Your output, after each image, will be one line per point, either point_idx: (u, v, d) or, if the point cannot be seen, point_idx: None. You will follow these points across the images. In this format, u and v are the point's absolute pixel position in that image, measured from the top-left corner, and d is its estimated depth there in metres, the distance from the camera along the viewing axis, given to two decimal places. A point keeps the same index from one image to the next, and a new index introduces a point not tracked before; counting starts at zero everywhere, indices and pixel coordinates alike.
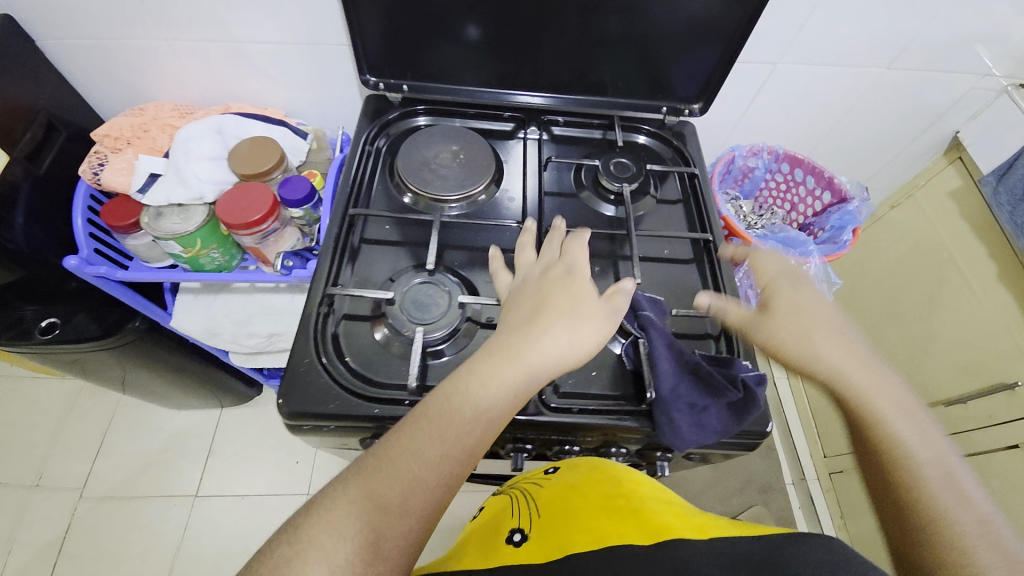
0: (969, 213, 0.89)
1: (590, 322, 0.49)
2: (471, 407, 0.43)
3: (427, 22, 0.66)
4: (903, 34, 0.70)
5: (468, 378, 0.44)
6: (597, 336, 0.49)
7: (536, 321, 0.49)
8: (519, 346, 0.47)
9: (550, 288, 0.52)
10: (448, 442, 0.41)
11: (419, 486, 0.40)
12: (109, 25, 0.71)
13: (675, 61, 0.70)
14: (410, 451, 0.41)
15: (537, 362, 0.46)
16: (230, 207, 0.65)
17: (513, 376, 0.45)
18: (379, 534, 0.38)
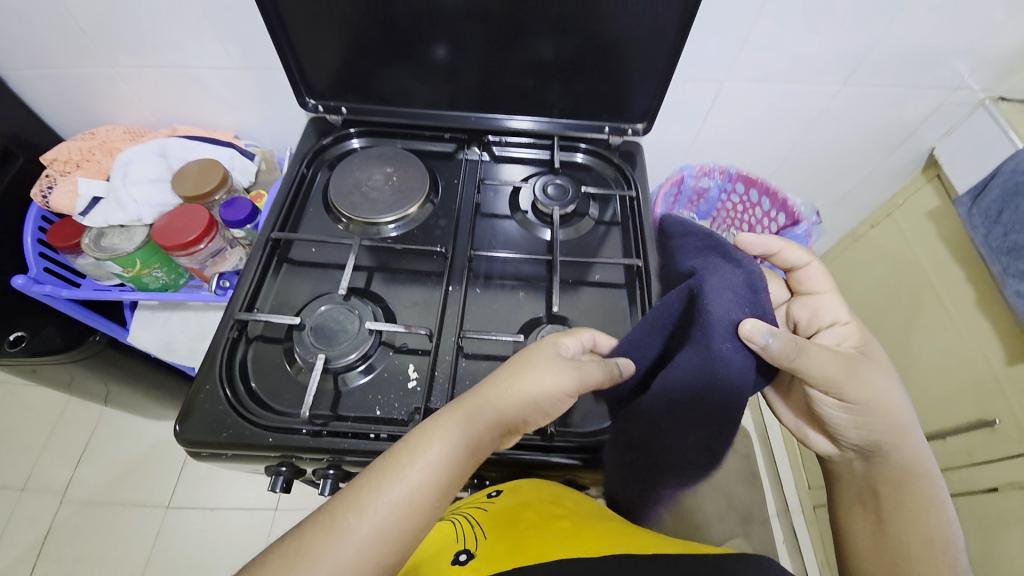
0: (946, 235, 0.84)
1: (544, 385, 0.43)
2: (426, 460, 0.39)
3: (359, 48, 0.66)
4: (861, 46, 0.67)
5: (432, 422, 0.41)
6: (547, 386, 0.43)
7: (492, 375, 0.45)
8: (477, 393, 0.43)
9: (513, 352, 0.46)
10: (400, 500, 0.38)
11: (365, 548, 0.36)
12: (63, 53, 0.73)
13: (615, 79, 0.68)
14: (356, 510, 0.37)
15: (490, 412, 0.42)
16: (166, 230, 0.67)
17: (474, 423, 0.42)
18: (418, 487, 0.38)
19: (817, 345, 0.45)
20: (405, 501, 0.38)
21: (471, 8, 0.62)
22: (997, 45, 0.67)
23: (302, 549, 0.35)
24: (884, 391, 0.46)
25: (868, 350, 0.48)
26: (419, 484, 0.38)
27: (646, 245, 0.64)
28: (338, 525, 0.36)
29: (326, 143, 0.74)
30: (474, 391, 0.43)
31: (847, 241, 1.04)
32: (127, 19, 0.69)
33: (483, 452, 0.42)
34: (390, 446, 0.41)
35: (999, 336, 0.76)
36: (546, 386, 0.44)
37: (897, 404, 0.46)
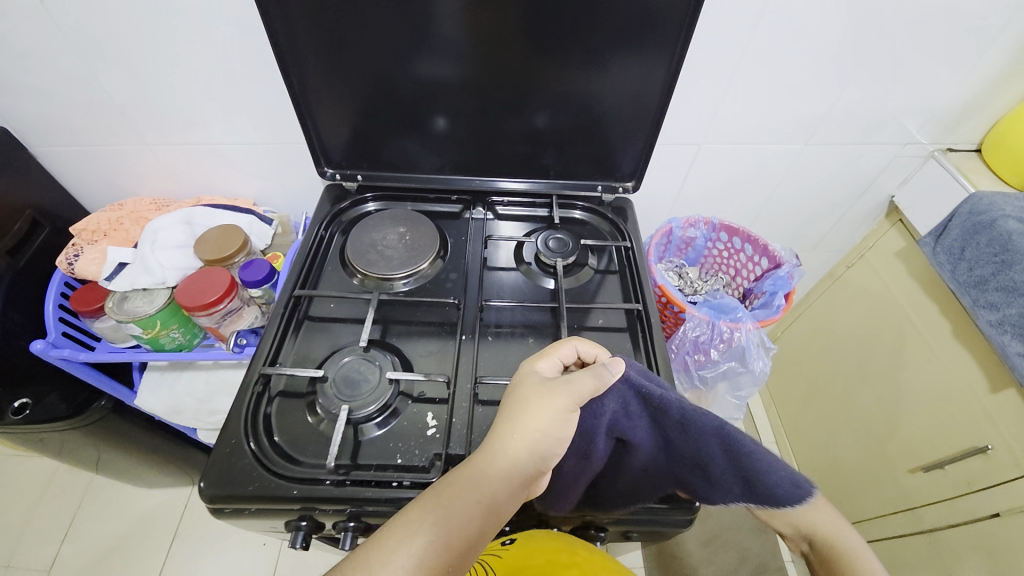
0: (916, 272, 0.90)
1: (546, 411, 0.46)
2: (398, 562, 0.38)
3: (373, 122, 0.74)
4: (816, 111, 0.77)
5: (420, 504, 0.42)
6: (551, 410, 0.47)
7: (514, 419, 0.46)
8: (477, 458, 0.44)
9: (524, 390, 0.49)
10: (427, 543, 0.40)
11: None
12: (101, 131, 0.80)
13: (605, 143, 0.76)
14: (368, 567, 0.38)
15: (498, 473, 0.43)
16: (189, 291, 0.70)
17: (456, 506, 0.41)
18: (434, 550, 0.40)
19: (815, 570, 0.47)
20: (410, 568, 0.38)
21: (484, 85, 0.70)
22: (937, 104, 0.77)
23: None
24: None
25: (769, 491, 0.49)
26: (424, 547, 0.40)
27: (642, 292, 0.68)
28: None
29: (343, 207, 0.79)
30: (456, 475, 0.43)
31: (827, 281, 1.10)
32: (168, 102, 0.77)
33: (494, 500, 0.43)
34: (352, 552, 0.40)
35: (978, 364, 0.80)
36: (535, 412, 0.47)
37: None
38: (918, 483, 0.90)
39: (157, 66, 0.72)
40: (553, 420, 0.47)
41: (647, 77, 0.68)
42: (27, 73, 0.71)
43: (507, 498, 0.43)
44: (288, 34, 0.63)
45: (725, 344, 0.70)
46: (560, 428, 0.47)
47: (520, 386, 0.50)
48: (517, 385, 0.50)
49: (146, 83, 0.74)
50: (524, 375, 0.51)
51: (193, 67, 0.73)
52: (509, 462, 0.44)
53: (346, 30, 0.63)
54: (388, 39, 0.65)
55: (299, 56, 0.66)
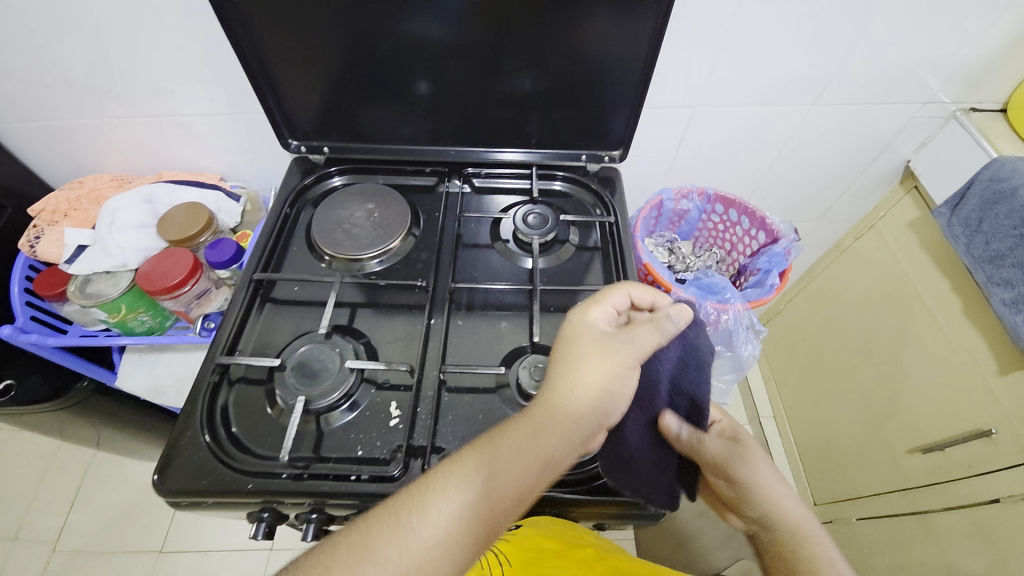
0: (928, 244, 0.84)
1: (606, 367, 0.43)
2: (440, 508, 0.37)
3: (339, 92, 0.69)
4: (824, 68, 0.69)
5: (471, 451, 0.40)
6: (607, 367, 0.43)
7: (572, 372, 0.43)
8: (536, 408, 0.42)
9: (575, 341, 0.45)
10: (475, 494, 0.38)
11: (422, 550, 0.36)
12: (54, 105, 0.75)
13: (588, 108, 0.70)
14: (416, 510, 0.37)
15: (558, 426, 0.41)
16: (151, 273, 0.67)
17: (510, 462, 0.39)
18: (484, 501, 0.38)
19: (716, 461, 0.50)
20: (460, 515, 0.37)
21: (453, 45, 0.64)
22: (964, 57, 0.69)
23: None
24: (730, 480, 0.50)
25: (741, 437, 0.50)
26: (469, 504, 0.37)
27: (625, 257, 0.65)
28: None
29: (308, 182, 0.74)
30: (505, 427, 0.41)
31: (834, 253, 1.04)
32: (119, 71, 0.72)
33: (551, 457, 0.40)
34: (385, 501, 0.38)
35: (989, 345, 0.75)
36: (593, 373, 0.43)
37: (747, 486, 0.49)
38: (917, 464, 0.87)
39: (100, 31, 0.67)
40: (613, 373, 0.43)
41: (632, 33, 0.61)
42: None
43: (567, 450, 0.41)
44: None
45: (712, 326, 0.67)
46: (619, 386, 0.43)
47: (579, 336, 0.45)
48: (575, 335, 0.45)
49: (91, 50, 0.69)
50: (577, 326, 0.46)
51: (138, 32, 0.67)
52: (568, 413, 0.41)
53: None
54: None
55: (246, 16, 0.60)
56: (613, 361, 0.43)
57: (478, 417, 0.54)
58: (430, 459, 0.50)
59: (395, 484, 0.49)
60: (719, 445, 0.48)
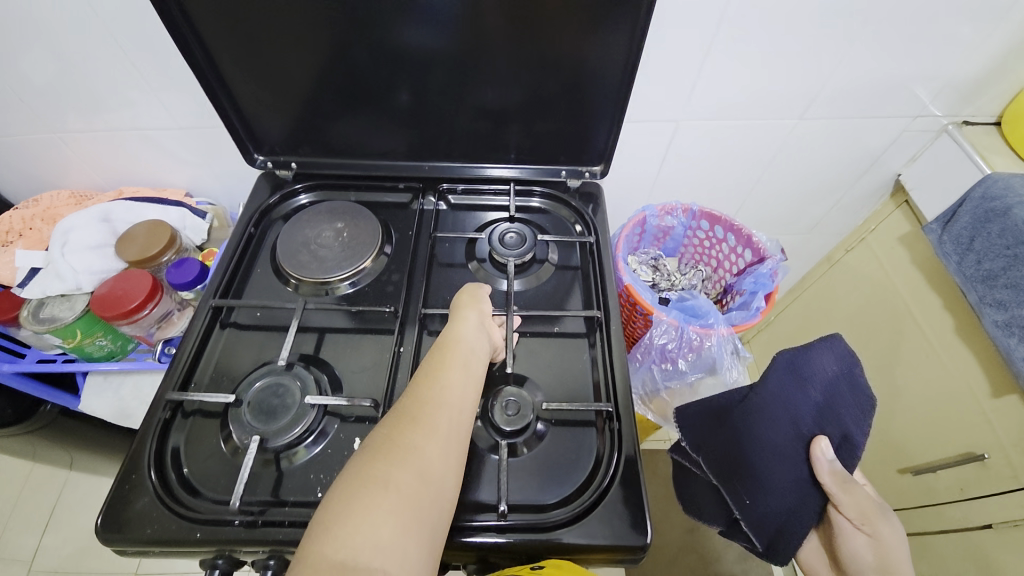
0: (919, 260, 0.82)
1: (480, 300, 0.56)
2: (453, 386, 0.46)
3: (309, 106, 0.66)
4: (811, 83, 0.67)
5: (442, 354, 0.48)
6: (482, 305, 0.55)
7: (459, 315, 0.53)
8: (456, 330, 0.51)
9: (459, 312, 0.54)
10: (466, 373, 0.47)
11: (453, 413, 0.44)
12: (7, 119, 0.72)
13: (568, 122, 0.67)
14: (434, 395, 0.44)
15: (474, 333, 0.51)
16: (107, 297, 0.64)
17: (465, 352, 0.49)
18: (472, 375, 0.48)
19: (854, 534, 0.50)
20: (465, 384, 0.47)
21: (421, 56, 0.61)
22: (954, 71, 0.67)
23: (341, 534, 0.35)
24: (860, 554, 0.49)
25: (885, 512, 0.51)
26: (468, 377, 0.47)
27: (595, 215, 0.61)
28: (389, 483, 0.38)
29: (272, 201, 0.71)
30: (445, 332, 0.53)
31: (824, 266, 1.02)
32: (77, 83, 0.68)
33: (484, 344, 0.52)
34: (409, 393, 0.45)
35: (981, 367, 0.73)
36: (477, 307, 0.55)
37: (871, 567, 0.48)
38: (908, 485, 0.86)
39: (50, 43, 0.63)
40: (484, 312, 0.55)
41: (609, 43, 0.58)
42: None
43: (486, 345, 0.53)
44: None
45: (695, 351, 0.64)
46: (488, 316, 0.55)
47: (478, 324, 0.53)
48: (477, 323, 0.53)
49: (41, 61, 0.65)
50: (460, 297, 0.56)
51: (90, 43, 0.64)
52: (482, 321, 0.54)
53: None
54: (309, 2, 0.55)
55: (196, 24, 0.56)
56: (483, 300, 0.56)
57: None
58: None
59: None
60: (864, 499, 0.48)
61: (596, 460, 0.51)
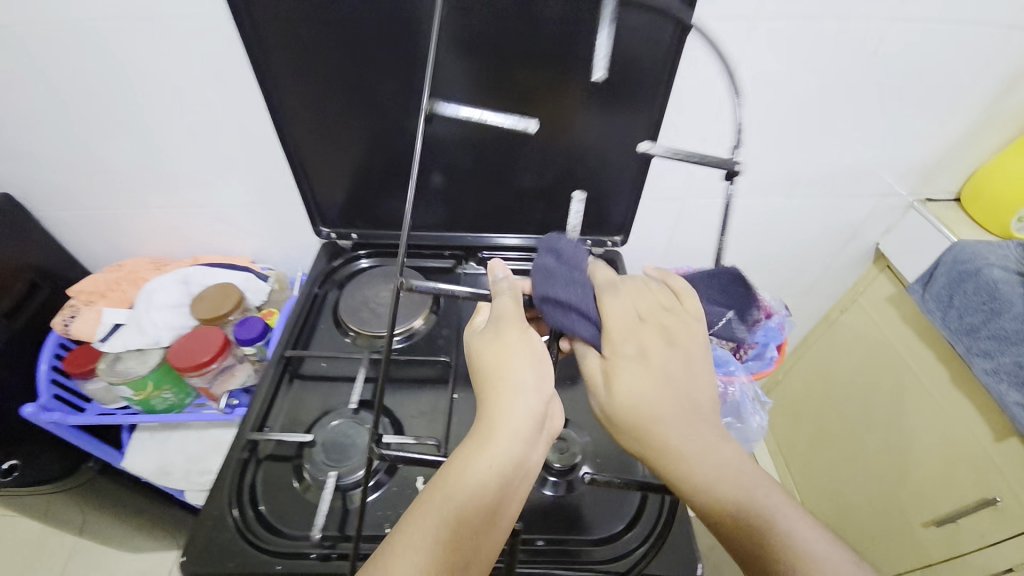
0: (909, 318, 0.91)
1: (528, 383, 0.46)
2: (414, 550, 0.40)
3: (368, 185, 0.76)
4: (794, 169, 0.81)
5: (439, 497, 0.42)
6: (533, 375, 0.47)
7: (500, 398, 0.45)
8: (475, 454, 0.43)
9: (506, 345, 0.47)
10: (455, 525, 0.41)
11: None
12: (95, 197, 0.80)
13: (593, 197, 0.79)
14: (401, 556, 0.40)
15: (501, 454, 0.43)
16: (181, 351, 0.70)
17: (470, 493, 0.42)
18: (465, 528, 0.41)
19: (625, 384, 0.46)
20: (448, 542, 0.41)
21: (475, 145, 0.73)
22: (911, 157, 0.81)
23: None
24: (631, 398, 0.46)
25: (645, 356, 0.47)
26: (453, 532, 0.41)
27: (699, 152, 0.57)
28: None
29: (336, 265, 0.81)
30: (476, 426, 0.45)
31: (823, 326, 1.09)
32: (163, 166, 0.77)
33: (512, 472, 0.43)
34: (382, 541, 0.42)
35: (980, 413, 0.80)
36: (525, 397, 0.46)
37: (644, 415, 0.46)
38: (931, 537, 0.89)
39: (148, 136, 0.72)
40: (537, 397, 0.46)
41: (631, 126, 0.69)
42: (25, 142, 0.72)
43: (519, 468, 0.44)
44: (277, 95, 0.64)
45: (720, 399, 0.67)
46: (540, 408, 0.46)
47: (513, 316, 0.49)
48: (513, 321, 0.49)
49: (134, 148, 0.74)
50: (512, 331, 0.48)
51: (179, 135, 0.73)
52: (520, 436, 0.44)
53: (338, 91, 0.65)
54: (393, 99, 0.66)
55: (286, 117, 0.67)
56: (539, 361, 0.47)
57: None
58: None
59: None
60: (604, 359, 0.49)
61: (643, 499, 0.55)
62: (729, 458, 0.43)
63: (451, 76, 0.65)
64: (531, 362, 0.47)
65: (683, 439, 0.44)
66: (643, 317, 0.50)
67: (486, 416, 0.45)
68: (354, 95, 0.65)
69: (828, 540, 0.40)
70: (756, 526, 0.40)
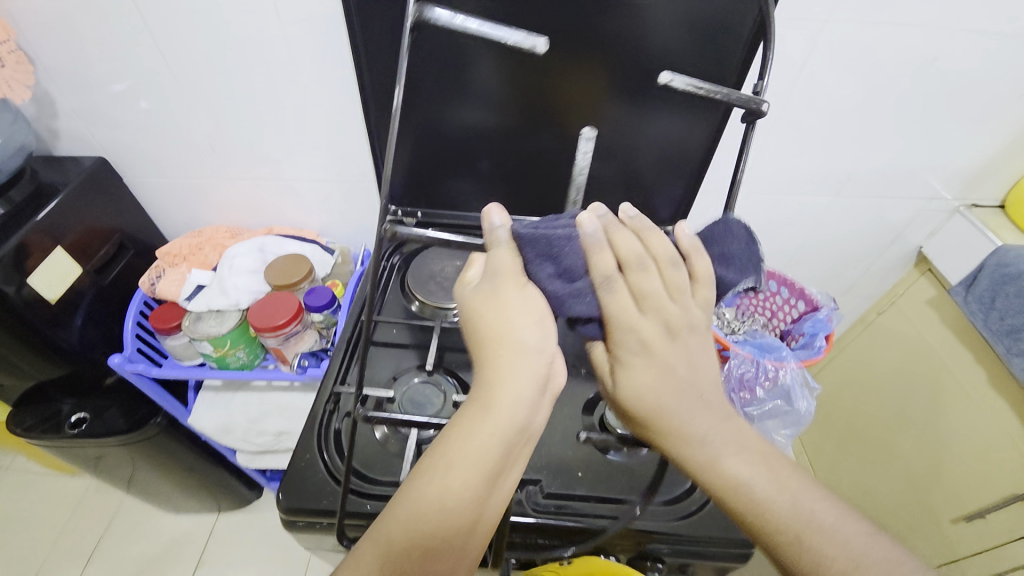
0: (950, 320, 0.93)
1: (536, 344, 0.43)
2: (413, 519, 0.40)
3: (431, 163, 0.79)
4: (844, 168, 0.83)
5: (440, 465, 0.40)
6: (539, 332, 0.43)
7: (503, 358, 0.42)
8: (475, 422, 0.41)
9: (507, 301, 0.42)
10: (453, 494, 0.40)
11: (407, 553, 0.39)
12: (178, 167, 0.85)
13: (649, 189, 0.80)
14: (398, 524, 0.39)
15: (504, 422, 0.41)
16: (261, 313, 0.75)
17: (472, 463, 0.40)
18: (464, 498, 0.40)
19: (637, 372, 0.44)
20: (446, 512, 0.40)
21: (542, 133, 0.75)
22: (961, 163, 0.83)
23: None
24: (640, 387, 0.44)
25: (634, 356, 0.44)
26: (452, 503, 0.40)
27: (721, 88, 0.55)
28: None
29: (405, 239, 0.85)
30: (478, 391, 0.42)
31: (858, 327, 1.12)
32: (244, 140, 0.81)
33: (516, 438, 0.41)
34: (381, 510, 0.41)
35: (1018, 414, 0.84)
36: (527, 359, 0.42)
37: (653, 400, 0.44)
38: (962, 533, 0.94)
39: (235, 109, 0.77)
40: (543, 356, 0.43)
41: (696, 122, 0.71)
42: (124, 110, 0.77)
43: (522, 434, 0.42)
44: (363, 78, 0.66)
45: (771, 382, 0.71)
46: (544, 370, 0.43)
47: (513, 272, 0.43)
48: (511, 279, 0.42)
49: (220, 121, 0.78)
50: (515, 285, 0.43)
51: (265, 111, 0.77)
52: (525, 401, 0.42)
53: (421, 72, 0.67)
54: (474, 82, 0.68)
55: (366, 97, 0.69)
56: (546, 319, 0.44)
57: (569, 455, 0.59)
58: (531, 491, 0.57)
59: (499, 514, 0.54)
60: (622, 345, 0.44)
61: None
62: (750, 459, 0.41)
63: (531, 64, 0.66)
64: (537, 320, 0.43)
65: (702, 441, 0.42)
66: (641, 306, 0.43)
67: (486, 378, 0.43)
68: (432, 75, 0.67)
69: (844, 514, 0.40)
70: (779, 533, 0.39)
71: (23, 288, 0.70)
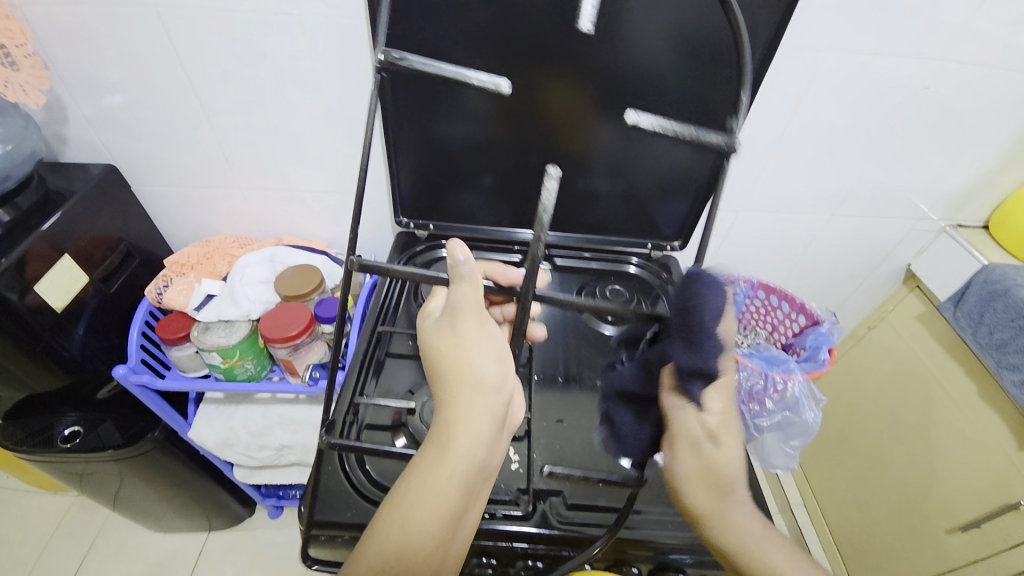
0: (938, 335, 0.97)
1: (493, 385, 0.44)
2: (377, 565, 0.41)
3: (445, 177, 0.80)
4: (839, 189, 0.88)
5: (401, 509, 0.42)
6: (495, 369, 0.45)
7: (462, 399, 0.44)
8: (434, 465, 0.42)
9: (465, 342, 0.45)
10: (416, 536, 0.41)
11: None
12: (189, 176, 0.85)
13: (657, 208, 0.82)
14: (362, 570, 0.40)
15: (461, 464, 0.42)
16: (272, 324, 0.74)
17: (432, 506, 0.41)
18: (426, 541, 0.41)
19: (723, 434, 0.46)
20: (409, 556, 0.41)
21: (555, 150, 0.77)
22: (947, 187, 0.88)
23: None
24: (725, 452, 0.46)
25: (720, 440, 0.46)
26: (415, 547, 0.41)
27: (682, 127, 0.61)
28: None
29: (418, 250, 0.87)
30: (435, 433, 0.44)
31: (850, 341, 1.16)
32: (259, 152, 0.82)
33: (474, 478, 0.43)
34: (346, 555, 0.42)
35: (1006, 424, 0.87)
36: (485, 400, 0.44)
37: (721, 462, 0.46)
38: (956, 543, 0.96)
39: (252, 121, 0.77)
40: (499, 393, 0.45)
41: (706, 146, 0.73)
42: (138, 118, 0.77)
43: (479, 472, 0.43)
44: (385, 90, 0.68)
45: (779, 394, 0.72)
46: (499, 410, 0.44)
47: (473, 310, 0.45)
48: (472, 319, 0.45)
49: (235, 132, 0.79)
50: (472, 326, 0.45)
51: (283, 124, 0.78)
52: (482, 442, 0.43)
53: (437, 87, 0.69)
54: (491, 100, 0.70)
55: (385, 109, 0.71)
56: (502, 358, 0.45)
57: (589, 466, 0.60)
58: (554, 501, 0.57)
59: (523, 524, 0.55)
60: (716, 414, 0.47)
61: None
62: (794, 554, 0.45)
63: (550, 84, 0.68)
64: (495, 357, 0.45)
65: (744, 515, 0.46)
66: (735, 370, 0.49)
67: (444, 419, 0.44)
68: (449, 90, 0.69)
69: None
70: None
71: (27, 296, 0.68)
